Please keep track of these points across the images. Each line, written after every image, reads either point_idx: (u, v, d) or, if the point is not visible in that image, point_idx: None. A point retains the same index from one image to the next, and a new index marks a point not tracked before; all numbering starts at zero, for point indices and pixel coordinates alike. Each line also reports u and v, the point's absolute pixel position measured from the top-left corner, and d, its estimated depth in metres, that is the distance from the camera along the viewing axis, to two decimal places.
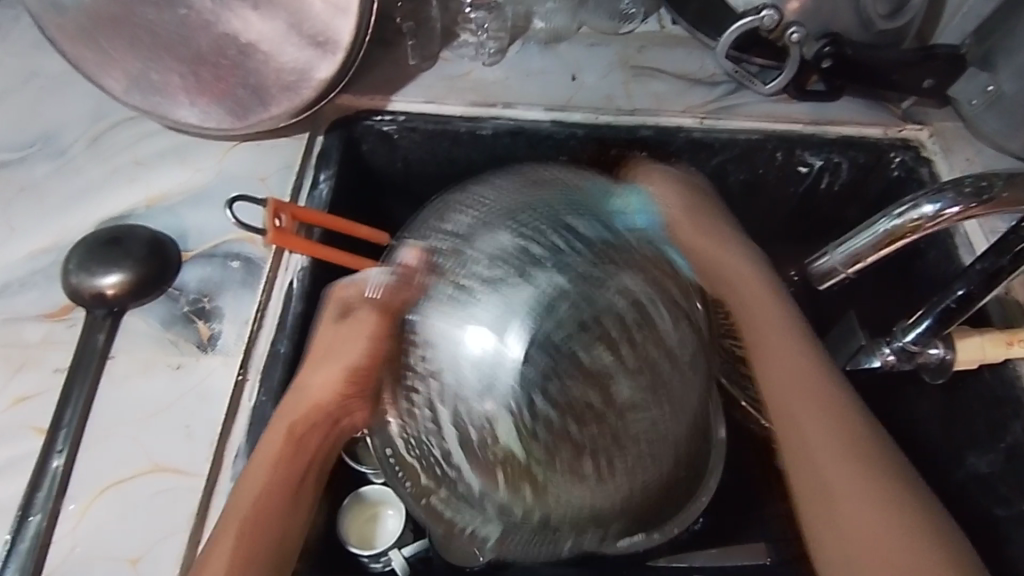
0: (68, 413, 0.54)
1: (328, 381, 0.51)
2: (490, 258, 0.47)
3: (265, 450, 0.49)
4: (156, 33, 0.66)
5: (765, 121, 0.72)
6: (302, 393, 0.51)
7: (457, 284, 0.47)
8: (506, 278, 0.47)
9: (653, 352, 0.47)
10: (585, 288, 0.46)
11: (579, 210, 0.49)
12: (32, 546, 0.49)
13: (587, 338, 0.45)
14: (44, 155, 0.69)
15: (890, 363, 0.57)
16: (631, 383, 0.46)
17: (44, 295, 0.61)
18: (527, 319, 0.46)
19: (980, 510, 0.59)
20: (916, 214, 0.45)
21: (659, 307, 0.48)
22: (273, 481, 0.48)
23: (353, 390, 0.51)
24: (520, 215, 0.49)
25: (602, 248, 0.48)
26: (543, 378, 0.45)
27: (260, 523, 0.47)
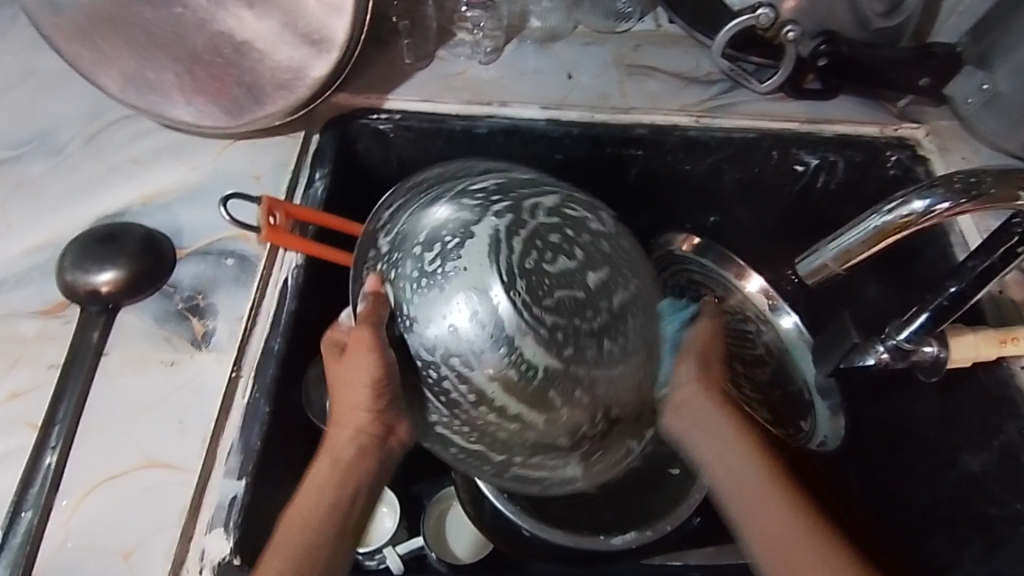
0: (62, 409, 0.54)
1: (358, 403, 0.48)
2: (435, 238, 0.46)
3: (313, 478, 0.50)
4: (152, 32, 0.67)
5: (761, 120, 0.71)
6: (343, 418, 0.50)
7: (419, 273, 0.46)
8: (454, 239, 0.46)
9: (597, 240, 0.47)
10: (516, 215, 0.46)
11: (471, 175, 0.50)
12: (24, 541, 0.49)
13: (547, 258, 0.44)
14: (41, 153, 0.70)
15: (885, 362, 0.55)
16: (596, 270, 0.46)
17: (40, 292, 0.61)
18: (489, 263, 0.44)
19: (974, 510, 0.58)
20: (906, 210, 0.45)
21: (573, 206, 0.48)
22: (319, 506, 0.48)
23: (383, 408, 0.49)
24: (430, 197, 0.49)
25: (505, 185, 0.48)
26: (524, 301, 0.44)
27: (309, 546, 0.47)
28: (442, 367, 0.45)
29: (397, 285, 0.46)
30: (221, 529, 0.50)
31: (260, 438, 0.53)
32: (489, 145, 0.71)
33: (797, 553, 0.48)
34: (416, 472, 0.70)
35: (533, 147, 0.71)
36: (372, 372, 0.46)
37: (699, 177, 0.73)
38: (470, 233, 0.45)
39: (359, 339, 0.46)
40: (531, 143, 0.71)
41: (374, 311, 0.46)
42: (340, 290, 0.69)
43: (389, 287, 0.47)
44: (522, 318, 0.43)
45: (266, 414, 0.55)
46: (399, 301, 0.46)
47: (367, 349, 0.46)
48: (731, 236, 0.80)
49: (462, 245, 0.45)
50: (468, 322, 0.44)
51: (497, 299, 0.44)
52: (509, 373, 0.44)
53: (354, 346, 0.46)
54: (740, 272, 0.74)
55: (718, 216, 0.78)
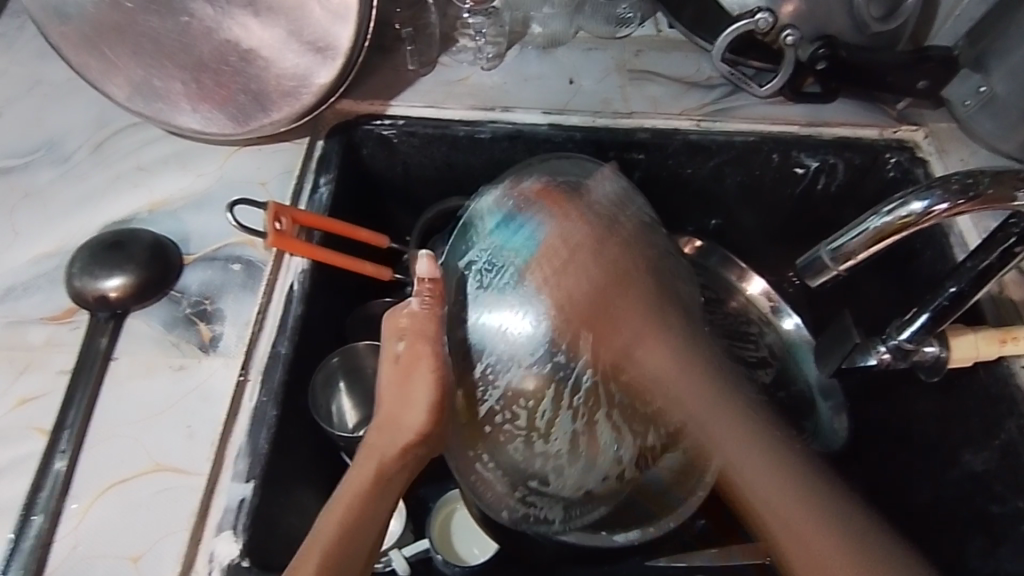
0: (71, 414, 0.55)
1: (412, 412, 0.49)
2: (536, 259, 0.51)
3: (356, 481, 0.47)
4: (158, 41, 0.67)
5: (761, 123, 0.72)
6: (390, 430, 0.49)
7: (518, 282, 0.51)
8: (564, 267, 0.51)
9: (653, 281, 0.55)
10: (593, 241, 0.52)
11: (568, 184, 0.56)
12: (34, 545, 0.50)
13: (631, 300, 0.52)
14: (48, 161, 0.70)
15: (886, 362, 0.57)
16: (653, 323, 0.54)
17: (49, 298, 0.62)
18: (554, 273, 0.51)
19: (976, 509, 0.59)
20: (905, 211, 0.46)
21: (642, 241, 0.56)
22: (367, 512, 0.46)
23: (432, 433, 0.49)
24: (534, 219, 0.53)
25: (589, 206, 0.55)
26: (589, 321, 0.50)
27: (355, 547, 0.45)
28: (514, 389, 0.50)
29: (499, 288, 0.51)
30: (229, 532, 0.50)
31: (268, 441, 0.54)
32: (493, 150, 0.72)
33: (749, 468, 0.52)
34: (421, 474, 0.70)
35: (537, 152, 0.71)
36: (430, 386, 0.49)
37: (700, 180, 0.74)
38: (583, 260, 0.51)
39: (420, 353, 0.49)
40: (535, 148, 0.71)
41: (437, 302, 0.50)
42: (344, 295, 0.69)
43: (481, 292, 0.52)
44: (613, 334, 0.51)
45: (274, 417, 0.55)
46: (489, 307, 0.51)
47: (429, 359, 0.49)
48: (734, 240, 0.80)
49: (576, 272, 0.51)
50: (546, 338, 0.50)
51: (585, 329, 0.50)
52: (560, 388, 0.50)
53: (416, 358, 0.49)
54: (743, 276, 0.78)
55: (719, 219, 0.78)
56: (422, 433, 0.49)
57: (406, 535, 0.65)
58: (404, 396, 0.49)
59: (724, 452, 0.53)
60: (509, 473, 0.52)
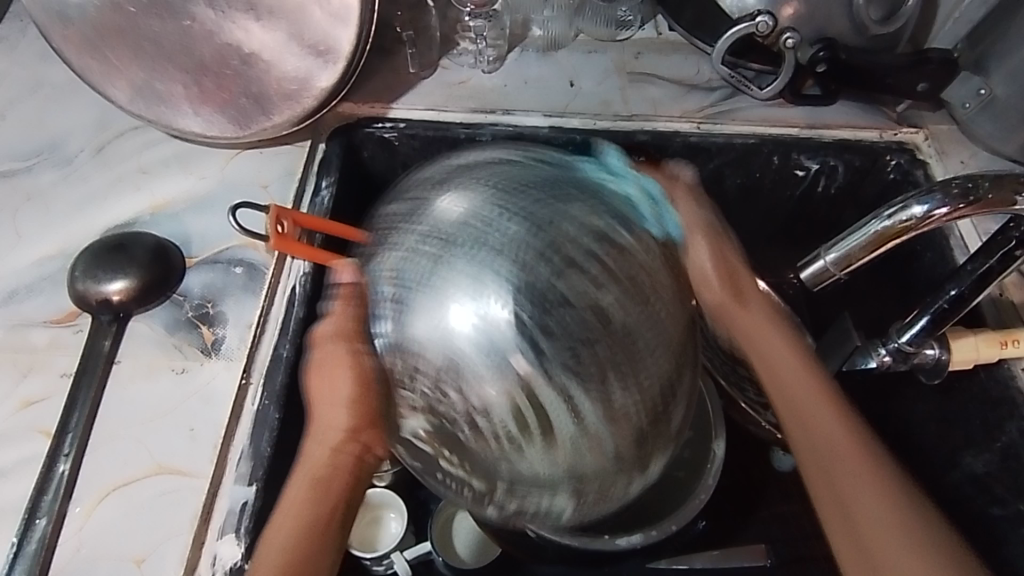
0: (74, 417, 0.55)
1: (333, 408, 0.48)
2: (442, 223, 0.42)
3: (296, 492, 0.48)
4: (159, 43, 0.68)
5: (761, 126, 0.72)
6: (324, 429, 0.49)
7: (423, 254, 0.41)
8: (482, 221, 0.42)
9: (620, 256, 0.42)
10: (537, 216, 0.41)
11: (495, 172, 0.45)
12: (38, 548, 0.50)
13: (561, 252, 0.40)
14: (50, 164, 0.70)
15: (886, 364, 0.57)
16: (615, 293, 0.41)
17: (51, 301, 0.62)
18: (488, 260, 0.40)
19: (976, 511, 0.59)
20: (906, 215, 0.46)
21: (598, 218, 0.42)
22: (304, 519, 0.47)
23: (357, 426, 0.47)
24: (433, 190, 0.44)
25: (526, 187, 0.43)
26: (536, 308, 0.40)
27: (299, 557, 0.46)
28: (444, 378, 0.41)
29: (403, 266, 0.42)
30: (232, 535, 0.50)
31: (270, 444, 0.53)
32: None
33: (823, 442, 0.48)
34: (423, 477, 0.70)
35: None
36: (342, 376, 0.47)
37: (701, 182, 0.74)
38: (500, 211, 0.42)
39: (325, 347, 0.47)
40: None
41: (349, 302, 0.45)
42: None
43: (382, 280, 0.42)
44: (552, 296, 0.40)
45: (277, 420, 0.55)
46: (397, 295, 0.42)
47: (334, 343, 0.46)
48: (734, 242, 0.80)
49: (497, 225, 0.41)
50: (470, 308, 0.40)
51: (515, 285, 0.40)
52: (502, 395, 0.40)
53: (326, 359, 0.48)
54: None
55: None
56: (348, 426, 0.47)
57: (408, 538, 0.65)
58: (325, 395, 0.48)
59: (800, 423, 0.50)
60: (480, 492, 0.43)
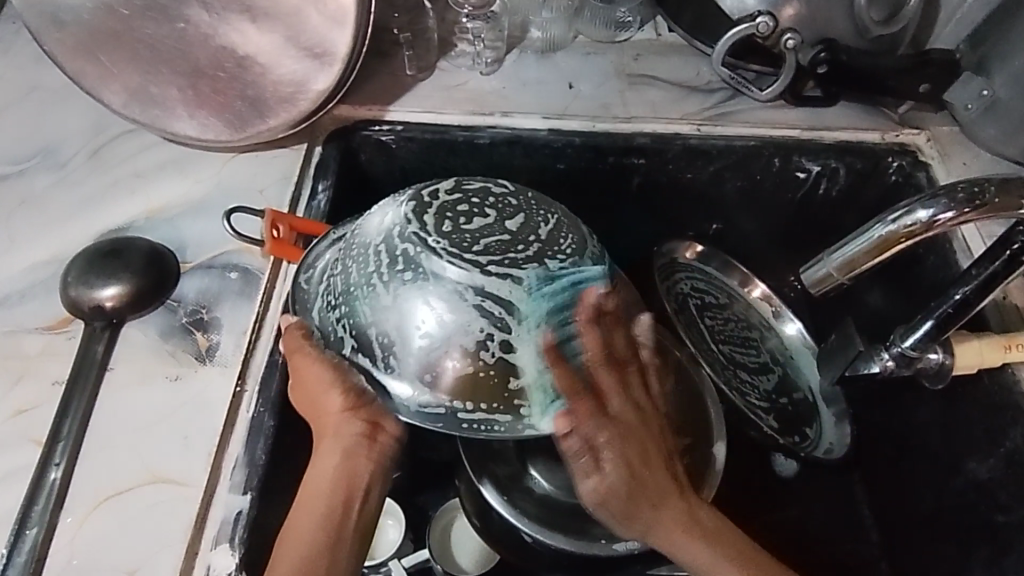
0: (66, 425, 0.55)
1: (323, 398, 0.48)
2: (363, 266, 0.48)
3: (310, 490, 0.49)
4: (154, 47, 0.67)
5: (763, 128, 0.71)
6: (321, 421, 0.49)
7: (361, 291, 0.47)
8: (392, 245, 0.47)
9: (504, 197, 0.49)
10: (428, 202, 0.48)
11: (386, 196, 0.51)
12: (30, 558, 0.49)
13: (458, 229, 0.46)
14: (43, 168, 0.70)
15: (889, 369, 0.56)
16: (516, 222, 0.47)
17: (44, 307, 0.61)
18: (406, 249, 0.46)
19: (980, 518, 0.59)
20: (910, 220, 0.45)
21: (479, 182, 0.50)
22: (318, 517, 0.48)
23: (354, 406, 0.48)
24: (342, 249, 0.51)
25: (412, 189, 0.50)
26: (454, 252, 0.45)
27: (316, 551, 0.47)
28: (435, 359, 0.46)
29: (353, 318, 0.48)
30: (226, 545, 0.50)
31: (265, 451, 0.53)
32: (491, 155, 0.71)
33: None
34: (423, 482, 0.69)
35: (534, 157, 0.71)
36: (325, 371, 0.47)
37: (702, 185, 0.73)
38: (397, 228, 0.47)
39: (298, 356, 0.49)
40: (533, 153, 0.71)
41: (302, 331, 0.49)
42: None
43: (341, 336, 0.48)
44: (483, 261, 0.45)
45: (272, 427, 0.54)
46: (362, 335, 0.47)
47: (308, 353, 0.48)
48: (734, 245, 0.80)
49: (399, 239, 0.46)
50: (425, 305, 0.45)
51: (449, 272, 0.45)
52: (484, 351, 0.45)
53: (299, 363, 0.49)
54: (745, 280, 0.79)
55: (720, 223, 0.77)
56: (345, 411, 0.48)
57: (406, 545, 0.64)
58: (313, 390, 0.48)
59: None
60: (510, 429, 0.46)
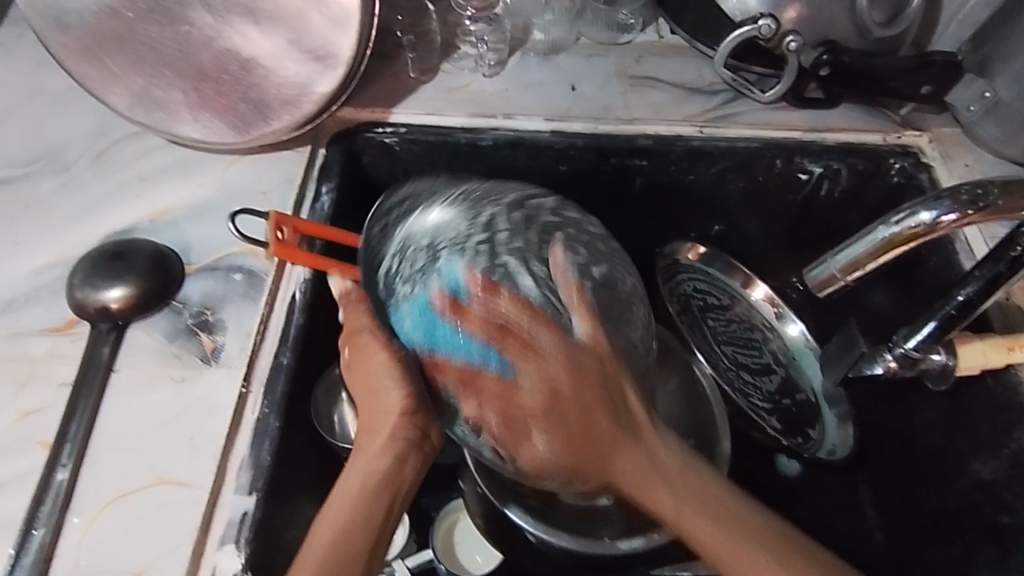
0: (73, 427, 0.55)
1: (387, 396, 0.51)
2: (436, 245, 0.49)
3: (346, 488, 0.50)
4: (158, 50, 0.67)
5: (765, 130, 0.72)
6: (376, 422, 0.52)
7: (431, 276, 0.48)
8: (468, 234, 0.48)
9: (593, 237, 0.51)
10: (531, 221, 0.49)
11: (488, 191, 0.52)
12: (37, 560, 0.50)
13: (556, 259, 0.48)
14: (48, 171, 0.70)
15: (892, 370, 0.57)
16: (605, 267, 0.50)
17: (50, 309, 0.61)
18: (502, 260, 0.47)
19: (984, 517, 0.59)
20: (914, 222, 0.45)
21: (577, 214, 0.52)
22: (354, 513, 0.49)
23: (413, 411, 0.51)
24: (421, 224, 0.50)
25: (516, 196, 0.51)
26: (548, 282, 0.47)
27: (347, 551, 0.48)
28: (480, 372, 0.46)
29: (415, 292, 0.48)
30: (232, 546, 0.50)
31: (270, 452, 0.54)
32: (494, 157, 0.71)
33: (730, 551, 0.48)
34: (427, 484, 0.69)
35: (538, 158, 0.71)
36: (388, 369, 0.50)
37: (705, 187, 0.74)
38: (498, 237, 0.48)
39: (362, 346, 0.52)
40: (536, 155, 0.71)
41: (366, 315, 0.53)
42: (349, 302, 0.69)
43: (399, 311, 0.49)
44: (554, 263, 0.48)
45: (277, 429, 0.55)
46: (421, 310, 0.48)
47: (374, 347, 0.51)
48: (736, 246, 0.80)
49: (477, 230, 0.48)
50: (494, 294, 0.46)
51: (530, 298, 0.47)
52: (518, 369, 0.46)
53: (365, 355, 0.52)
54: (748, 281, 0.77)
55: (722, 225, 0.78)
56: (404, 413, 0.51)
57: (411, 545, 0.65)
58: (372, 389, 0.51)
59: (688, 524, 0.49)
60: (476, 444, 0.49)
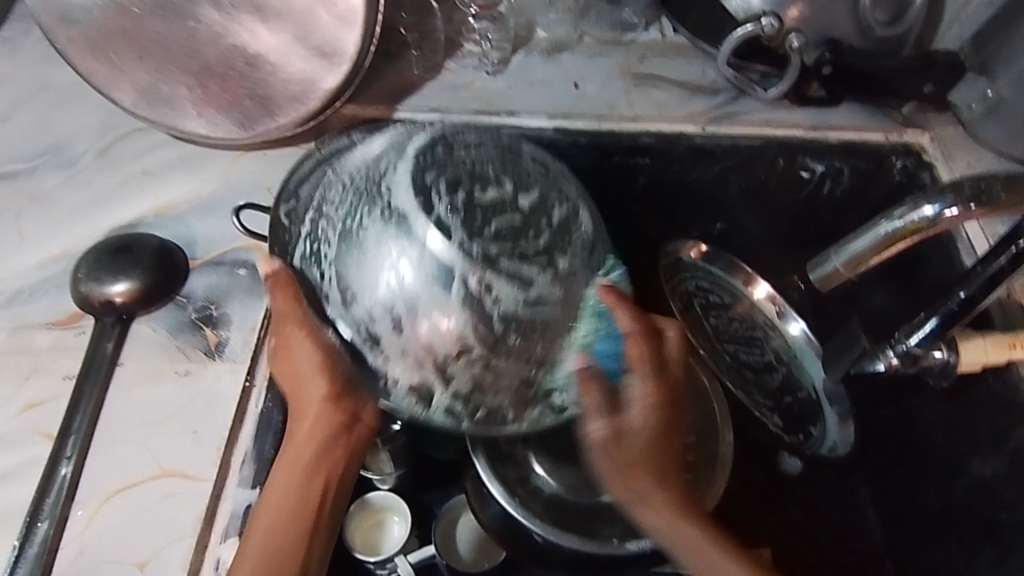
0: (77, 419, 0.55)
1: (312, 381, 0.50)
2: (352, 192, 0.48)
3: (278, 481, 0.49)
4: (165, 45, 0.67)
5: (764, 128, 0.72)
6: (302, 408, 0.51)
7: (339, 236, 0.47)
8: (380, 169, 0.48)
9: (517, 166, 0.49)
10: (437, 156, 0.48)
11: (399, 135, 0.51)
12: (41, 551, 0.50)
13: (461, 186, 0.46)
14: (54, 165, 0.70)
15: (894, 367, 0.56)
16: (523, 194, 0.48)
17: (55, 303, 0.61)
18: (396, 203, 0.46)
19: (986, 515, 0.59)
20: (916, 216, 0.46)
21: (499, 146, 0.51)
22: (287, 507, 0.49)
23: (338, 394, 0.50)
24: (328, 184, 0.51)
25: (430, 133, 0.50)
26: (451, 214, 0.45)
27: (282, 546, 0.47)
28: (393, 313, 0.45)
29: (342, 245, 0.47)
30: (234, 540, 0.50)
31: (273, 447, 0.53)
32: None
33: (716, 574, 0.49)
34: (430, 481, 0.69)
35: None
36: (311, 353, 0.49)
37: (706, 186, 0.73)
38: (392, 176, 0.47)
39: (285, 330, 0.50)
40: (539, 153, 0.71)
41: (286, 287, 0.49)
42: None
43: (331, 270, 0.48)
44: (469, 173, 0.47)
45: (280, 423, 0.54)
46: (353, 261, 0.47)
47: (296, 333, 0.49)
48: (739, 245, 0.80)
49: (389, 161, 0.48)
50: (416, 206, 0.45)
51: (424, 232, 0.45)
52: (444, 322, 0.45)
53: (287, 338, 0.50)
54: (749, 279, 0.70)
55: (724, 224, 0.77)
56: (329, 399, 0.50)
57: (412, 542, 0.63)
58: (298, 376, 0.50)
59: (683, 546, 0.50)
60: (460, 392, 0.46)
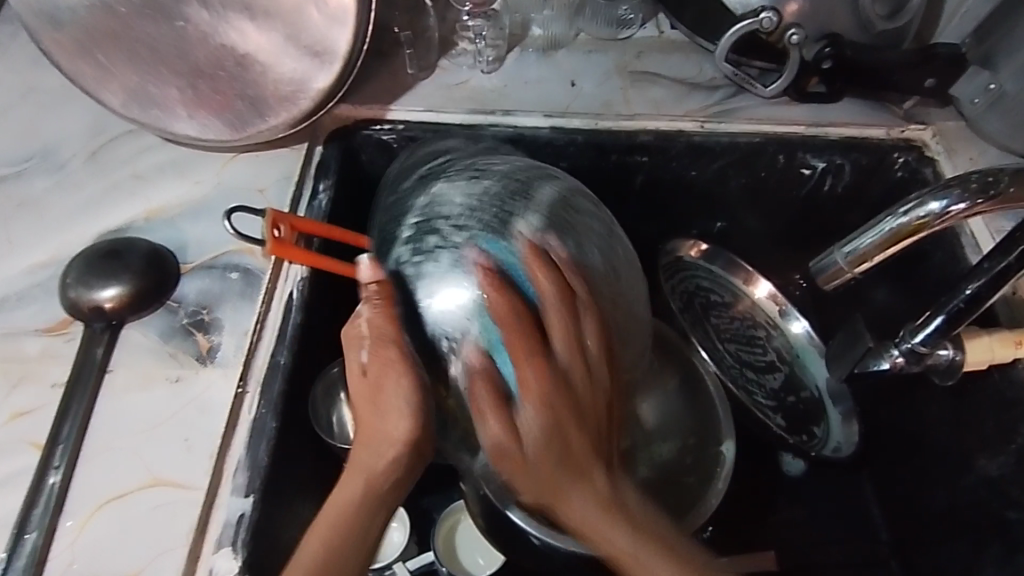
0: (66, 428, 0.54)
1: (396, 418, 0.48)
2: (473, 220, 0.47)
3: (335, 505, 0.49)
4: (154, 46, 0.66)
5: (766, 123, 0.70)
6: (377, 442, 0.49)
7: (446, 259, 0.47)
8: (512, 216, 0.48)
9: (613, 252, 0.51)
10: (560, 222, 0.49)
11: (522, 177, 0.51)
12: (29, 563, 0.49)
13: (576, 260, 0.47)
14: (42, 169, 0.69)
15: (899, 366, 0.55)
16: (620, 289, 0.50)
17: (43, 309, 0.60)
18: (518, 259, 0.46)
19: (991, 513, 0.58)
20: (922, 212, 0.45)
21: (601, 221, 0.52)
22: (347, 537, 0.48)
23: (419, 438, 0.48)
24: (438, 198, 0.49)
25: (552, 193, 0.50)
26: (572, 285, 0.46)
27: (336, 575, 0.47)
28: (480, 356, 0.45)
29: (450, 271, 0.46)
30: (229, 549, 0.49)
31: (268, 453, 0.53)
32: None
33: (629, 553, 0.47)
34: (430, 484, 0.69)
35: (538, 156, 0.71)
36: (404, 394, 0.47)
37: (706, 183, 0.73)
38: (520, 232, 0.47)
39: (385, 358, 0.47)
40: (536, 152, 0.70)
41: (390, 303, 0.47)
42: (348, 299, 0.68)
43: (430, 286, 0.47)
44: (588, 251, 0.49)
45: (274, 429, 0.54)
46: (459, 289, 0.46)
47: (397, 367, 0.47)
48: (739, 242, 0.80)
49: (523, 209, 0.48)
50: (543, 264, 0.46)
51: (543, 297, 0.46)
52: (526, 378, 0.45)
53: (383, 367, 0.47)
54: (749, 279, 0.76)
55: (725, 221, 0.77)
56: (409, 441, 0.48)
57: (411, 547, 0.64)
58: (384, 408, 0.48)
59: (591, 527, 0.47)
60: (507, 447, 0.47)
